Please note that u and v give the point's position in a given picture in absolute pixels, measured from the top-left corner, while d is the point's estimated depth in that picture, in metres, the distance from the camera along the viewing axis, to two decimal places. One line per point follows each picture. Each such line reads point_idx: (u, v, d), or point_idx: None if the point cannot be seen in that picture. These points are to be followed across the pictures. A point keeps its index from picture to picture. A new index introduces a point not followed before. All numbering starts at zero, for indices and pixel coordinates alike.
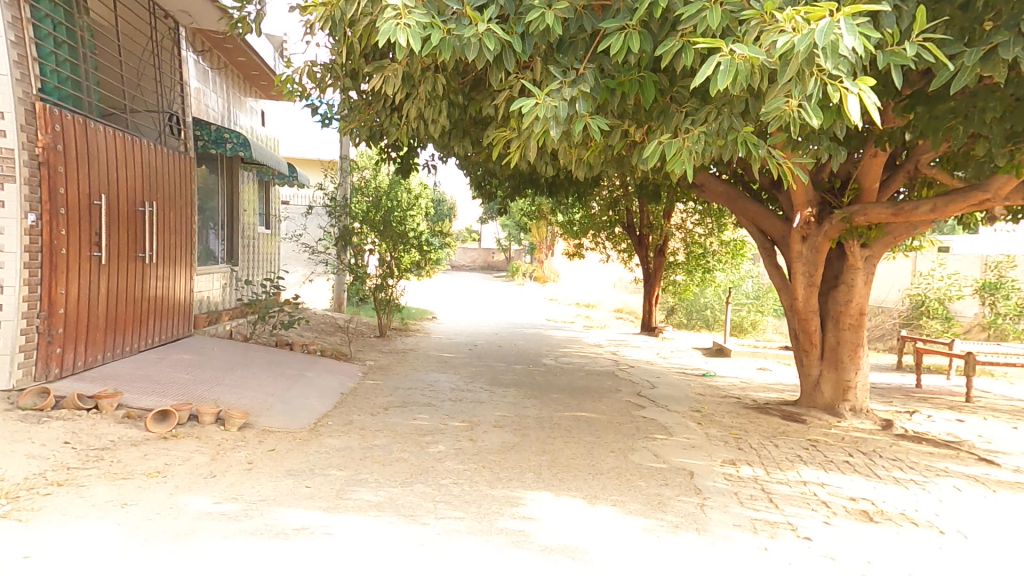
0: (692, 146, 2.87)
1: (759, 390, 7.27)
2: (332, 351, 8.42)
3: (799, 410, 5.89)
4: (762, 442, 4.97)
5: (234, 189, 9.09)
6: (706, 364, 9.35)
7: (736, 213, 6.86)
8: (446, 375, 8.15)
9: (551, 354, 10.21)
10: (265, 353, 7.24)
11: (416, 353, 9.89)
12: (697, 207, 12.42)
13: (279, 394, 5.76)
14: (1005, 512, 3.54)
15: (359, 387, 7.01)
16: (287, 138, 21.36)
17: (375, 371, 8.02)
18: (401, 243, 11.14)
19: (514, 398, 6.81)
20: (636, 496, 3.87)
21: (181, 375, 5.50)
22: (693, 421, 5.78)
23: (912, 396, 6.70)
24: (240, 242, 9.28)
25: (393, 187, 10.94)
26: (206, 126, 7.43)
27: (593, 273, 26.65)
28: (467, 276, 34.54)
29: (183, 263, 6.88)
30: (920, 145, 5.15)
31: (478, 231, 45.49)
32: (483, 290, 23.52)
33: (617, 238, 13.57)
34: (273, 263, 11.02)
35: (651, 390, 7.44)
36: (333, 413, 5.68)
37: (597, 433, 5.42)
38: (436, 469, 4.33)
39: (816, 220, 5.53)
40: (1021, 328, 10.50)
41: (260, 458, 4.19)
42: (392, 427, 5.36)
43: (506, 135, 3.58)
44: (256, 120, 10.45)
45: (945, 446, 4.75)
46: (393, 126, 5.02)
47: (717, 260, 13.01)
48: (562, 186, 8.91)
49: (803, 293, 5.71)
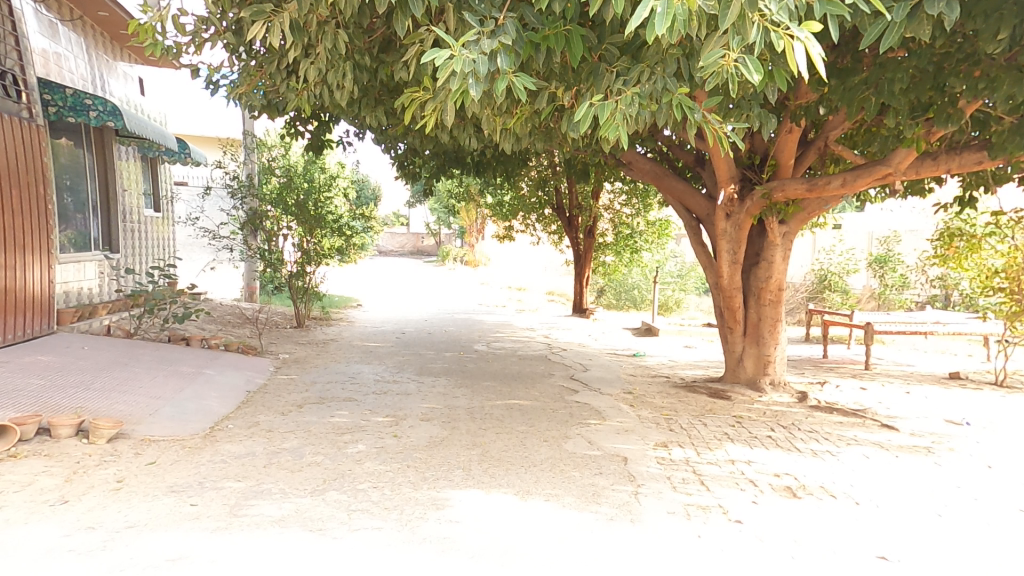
0: (626, 109, 2.61)
1: (686, 368, 7.44)
2: (238, 344, 7.59)
3: (724, 386, 6.01)
4: (692, 422, 4.97)
5: (108, 165, 8.08)
6: (635, 344, 9.46)
7: (665, 192, 6.91)
8: (371, 366, 7.62)
9: (483, 340, 9.93)
10: (154, 351, 6.37)
11: (338, 344, 9.22)
12: (623, 187, 12.55)
13: (168, 397, 5.05)
14: (910, 476, 3.69)
15: (269, 383, 6.35)
16: (178, 112, 19.18)
17: (289, 365, 7.34)
18: (318, 227, 10.28)
19: (444, 388, 6.47)
20: (570, 487, 3.68)
21: (34, 382, 4.65)
22: (625, 404, 5.75)
23: (822, 366, 7.11)
24: (120, 226, 8.24)
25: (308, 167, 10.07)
26: (58, 89, 6.38)
27: (525, 256, 26.66)
28: (396, 261, 33.43)
29: (34, 251, 5.95)
30: (830, 120, 5.24)
31: (407, 215, 44.13)
32: (412, 276, 22.79)
33: (546, 220, 13.46)
34: (165, 249, 9.87)
35: (583, 372, 7.39)
36: (236, 415, 5.06)
37: (530, 421, 5.21)
38: (354, 472, 3.90)
39: (739, 197, 5.60)
40: (904, 298, 11.57)
41: (134, 475, 3.58)
42: (306, 427, 4.85)
43: (420, 96, 3.16)
44: (133, 89, 9.18)
45: (853, 415, 4.97)
46: (291, 92, 4.38)
47: (644, 240, 13.16)
48: (488, 164, 8.56)
49: (728, 271, 5.81)
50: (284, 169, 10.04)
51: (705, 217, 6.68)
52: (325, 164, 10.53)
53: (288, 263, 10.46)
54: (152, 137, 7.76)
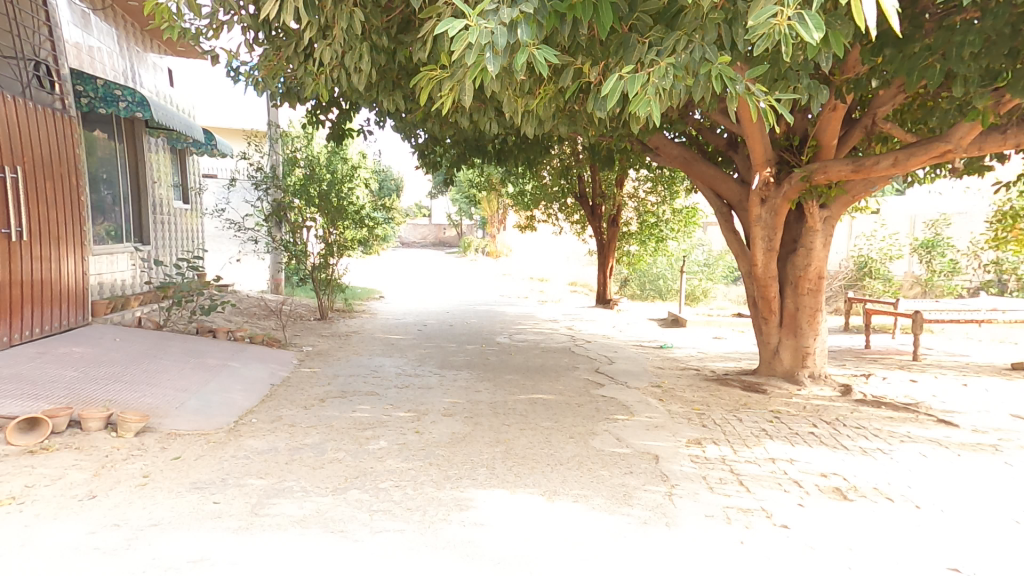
0: (660, 82, 2.39)
1: (717, 360, 7.16)
2: (264, 336, 7.61)
3: (758, 379, 5.74)
4: (726, 417, 4.74)
5: (138, 157, 8.15)
6: (662, 335, 9.20)
7: (695, 177, 6.64)
8: (393, 359, 7.55)
9: (505, 332, 9.79)
10: (181, 343, 6.40)
11: (360, 336, 9.20)
12: (647, 174, 12.24)
13: (194, 390, 5.04)
14: (976, 478, 3.38)
15: (293, 377, 6.33)
16: (204, 104, 19.40)
17: (312, 358, 7.32)
18: (341, 218, 10.28)
19: (466, 381, 6.34)
20: (601, 488, 3.50)
21: (65, 374, 4.67)
22: (654, 398, 5.54)
23: (864, 357, 6.75)
24: (151, 218, 8.32)
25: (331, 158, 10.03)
26: (89, 80, 6.41)
27: (547, 247, 26.39)
28: (417, 253, 33.50)
29: (69, 242, 5.99)
30: (878, 96, 4.88)
31: (428, 206, 44.20)
32: (433, 267, 22.78)
33: (569, 209, 13.20)
34: (194, 240, 9.98)
35: (609, 365, 7.18)
36: (260, 409, 5.02)
37: (556, 416, 5.04)
38: (376, 470, 3.80)
39: (775, 181, 5.31)
40: (952, 284, 10.95)
41: (158, 469, 3.54)
42: (328, 422, 4.78)
43: (436, 75, 3.02)
44: (162, 80, 9.23)
45: (904, 409, 4.65)
46: (308, 77, 4.26)
47: (671, 228, 12.79)
48: (511, 151, 8.39)
49: (762, 258, 5.54)
50: (307, 161, 10.02)
51: (737, 202, 6.40)
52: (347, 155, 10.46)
53: (312, 255, 10.51)
54: (178, 127, 7.80)
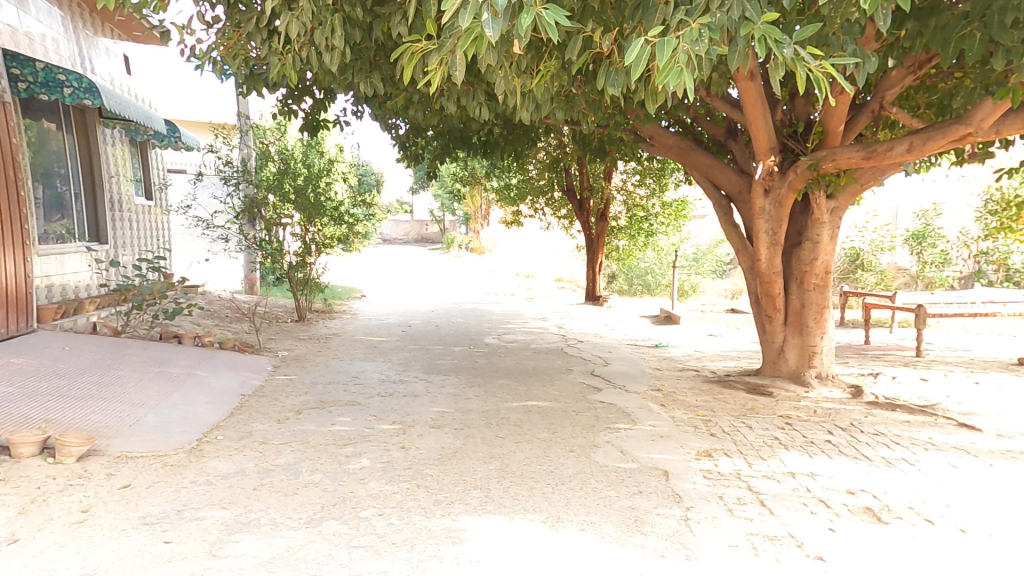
0: (692, 47, 2.06)
1: (715, 360, 6.90)
2: (234, 341, 7.10)
3: (763, 380, 5.47)
4: (734, 424, 4.43)
5: (93, 149, 7.55)
6: (655, 334, 8.93)
7: (691, 167, 6.33)
8: (375, 364, 7.11)
9: (493, 332, 9.42)
10: (142, 351, 5.88)
11: (340, 339, 8.73)
12: (634, 167, 11.96)
13: (152, 403, 4.55)
14: (1013, 491, 3.13)
15: (266, 386, 5.86)
16: (170, 97, 18.55)
17: (289, 364, 6.85)
18: (317, 215, 9.72)
19: (454, 388, 5.95)
20: (609, 513, 3.15)
21: (1, 390, 4.15)
22: (656, 404, 5.23)
23: (866, 354, 6.55)
24: (107, 216, 7.70)
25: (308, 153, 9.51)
26: (27, 62, 5.81)
27: (533, 242, 26.10)
28: (399, 250, 32.89)
29: (5, 242, 5.42)
30: (885, 78, 4.57)
31: (410, 202, 43.54)
32: (416, 264, 22.31)
33: (556, 203, 12.87)
34: (159, 239, 9.37)
35: (604, 367, 6.85)
36: (228, 423, 4.56)
37: (553, 427, 4.67)
38: (356, 495, 3.38)
39: (780, 171, 5.00)
40: (944, 276, 10.91)
41: (103, 502, 3.08)
42: (304, 437, 4.35)
43: (420, 48, 2.62)
44: (117, 67, 8.57)
45: (921, 412, 4.41)
46: (273, 55, 3.79)
47: (660, 223, 12.53)
48: (496, 143, 8.01)
49: (766, 253, 5.25)
50: (280, 154, 9.45)
51: (736, 193, 6.11)
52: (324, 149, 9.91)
53: (288, 254, 10.00)
54: (135, 118, 7.24)
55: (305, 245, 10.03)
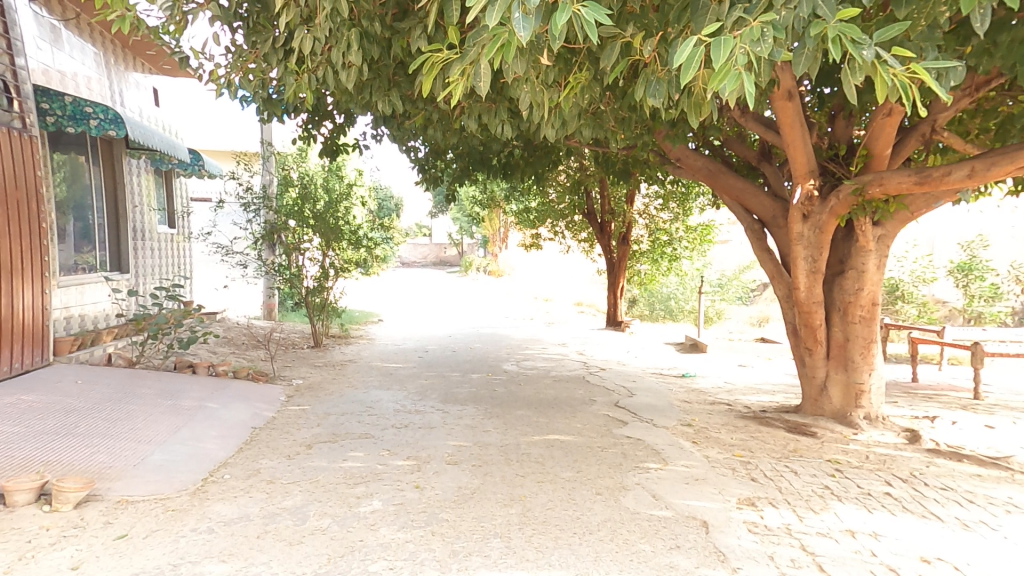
0: (752, 47, 1.95)
1: (748, 393, 6.50)
2: (249, 370, 6.95)
3: (804, 419, 5.08)
4: (777, 469, 4.06)
5: (117, 177, 7.60)
6: (681, 363, 8.55)
7: (721, 191, 6.09)
8: (391, 394, 6.87)
9: (512, 359, 9.15)
10: (155, 381, 5.75)
11: (356, 366, 8.55)
12: (656, 190, 11.72)
13: (159, 440, 4.37)
14: None
15: (278, 417, 5.66)
16: (196, 127, 19.06)
17: (302, 393, 6.66)
18: (336, 240, 9.68)
19: (472, 419, 5.67)
20: (644, 571, 2.81)
21: (6, 429, 4.01)
22: (687, 441, 4.88)
23: (915, 394, 6.09)
24: (130, 243, 7.74)
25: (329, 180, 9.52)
26: (56, 96, 5.88)
27: (552, 265, 25.94)
28: (418, 273, 33.03)
29: (25, 276, 5.36)
30: (937, 100, 4.34)
31: (429, 226, 43.95)
32: (434, 287, 22.30)
33: (577, 226, 12.71)
34: (180, 267, 9.40)
35: (630, 398, 6.51)
36: (236, 460, 4.35)
37: (577, 466, 4.34)
38: (367, 544, 3.11)
39: (820, 195, 4.73)
40: (996, 310, 10.38)
41: (96, 557, 2.87)
42: (313, 476, 4.10)
43: (441, 58, 2.47)
44: (146, 99, 8.72)
45: (992, 465, 4.00)
46: (290, 76, 3.72)
47: (685, 247, 12.25)
48: (516, 165, 7.91)
49: (805, 282, 4.94)
50: (301, 180, 9.42)
51: (769, 219, 5.84)
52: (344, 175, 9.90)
53: (307, 278, 9.95)
54: (159, 148, 7.30)
55: (324, 269, 10.02)
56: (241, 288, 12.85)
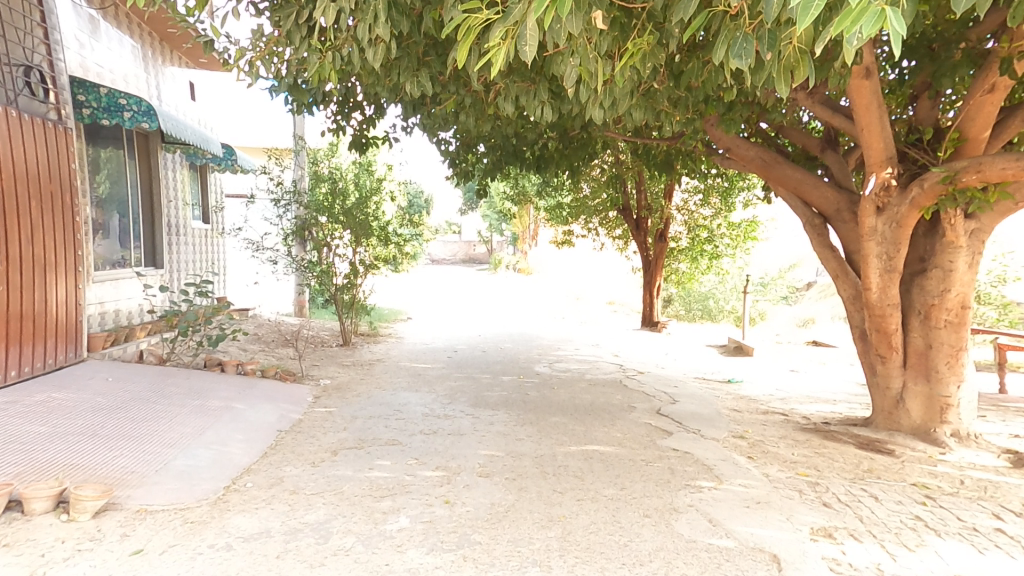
0: None
1: (803, 402, 6.00)
2: (277, 368, 6.78)
3: (879, 435, 4.63)
4: (852, 494, 3.62)
5: (151, 174, 7.50)
6: (724, 367, 8.05)
7: (777, 183, 5.61)
8: (420, 396, 6.61)
9: (544, 361, 8.82)
10: (184, 380, 5.63)
11: (384, 366, 8.36)
12: (696, 185, 11.19)
13: (183, 443, 4.18)
14: None
15: (305, 419, 5.45)
16: (230, 122, 19.31)
17: (330, 394, 6.47)
18: (366, 236, 9.50)
19: (505, 428, 5.36)
20: None
21: (32, 430, 3.88)
22: (742, 455, 4.43)
23: (1008, 408, 5.80)
24: (164, 240, 7.69)
25: (361, 176, 9.42)
26: (91, 88, 5.87)
27: (583, 262, 25.48)
28: (445, 271, 32.99)
29: (61, 269, 5.34)
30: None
31: (458, 223, 44.00)
32: (462, 284, 22.16)
33: (611, 223, 12.30)
34: (213, 262, 9.41)
35: (673, 405, 6.07)
36: (260, 466, 4.13)
37: (619, 482, 3.95)
38: (394, 569, 2.82)
39: (898, 185, 4.25)
40: None
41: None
42: (338, 486, 3.84)
43: (478, 20, 2.10)
44: (182, 94, 8.70)
45: None
46: (313, 54, 3.48)
47: (726, 245, 11.65)
48: (550, 158, 7.68)
49: (878, 283, 4.47)
50: (332, 174, 9.30)
51: (832, 212, 5.35)
52: (377, 172, 9.75)
53: (338, 275, 9.85)
54: (191, 140, 7.20)
55: (354, 265, 9.88)
56: (276, 287, 12.85)
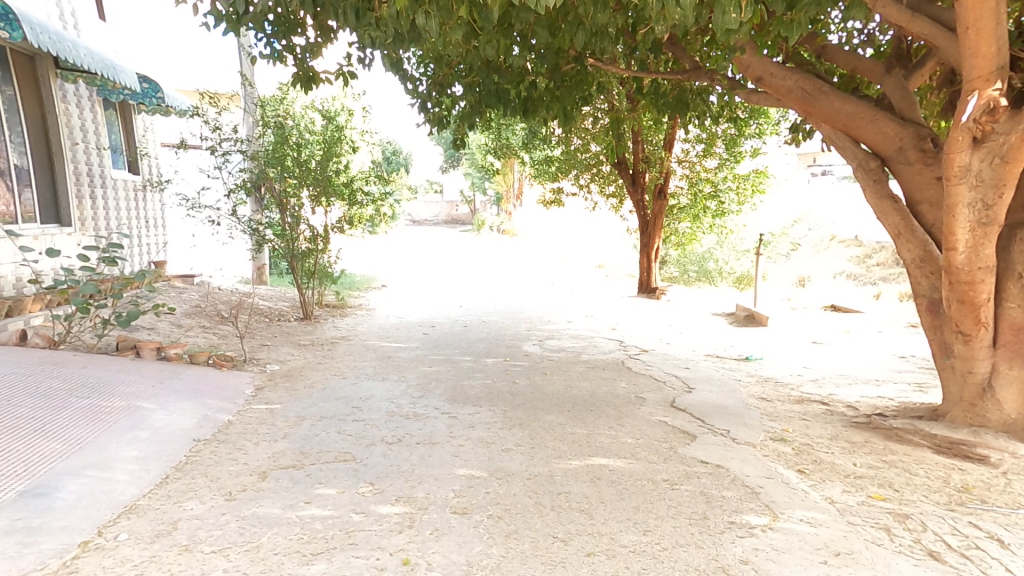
0: None
1: (843, 385, 5.05)
2: (210, 351, 5.51)
3: (958, 432, 3.68)
4: (963, 536, 2.64)
5: (46, 108, 6.18)
6: (738, 341, 7.15)
7: (821, 118, 4.49)
8: (387, 388, 5.51)
9: (533, 339, 7.81)
10: (78, 368, 4.39)
11: (349, 345, 7.23)
12: (699, 133, 10.04)
13: (39, 469, 2.99)
14: None
15: (237, 418, 4.31)
16: None
17: (277, 384, 5.31)
18: (324, 191, 8.17)
19: (489, 433, 4.34)
20: None
21: None
22: (793, 469, 3.44)
23: None
24: (71, 193, 6.43)
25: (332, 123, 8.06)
26: None
27: (572, 220, 24.33)
28: (426, 232, 31.57)
29: None
30: None
31: (439, 183, 42.21)
32: (442, 246, 20.92)
33: (605, 177, 11.13)
34: (141, 224, 8.04)
35: (689, 396, 5.11)
36: (151, 499, 2.97)
37: (640, 520, 2.96)
38: None
39: (1007, 107, 3.16)
40: None
41: None
42: (253, 537, 2.73)
43: None
44: (82, 10, 7.10)
45: None
46: None
47: (732, 200, 10.57)
48: (540, 100, 6.45)
49: (967, 240, 3.42)
50: (288, 122, 7.92)
51: (892, 151, 4.23)
52: (346, 120, 8.41)
53: (300, 238, 8.55)
54: (98, 70, 5.91)
55: (319, 230, 8.68)
56: (233, 251, 11.48)
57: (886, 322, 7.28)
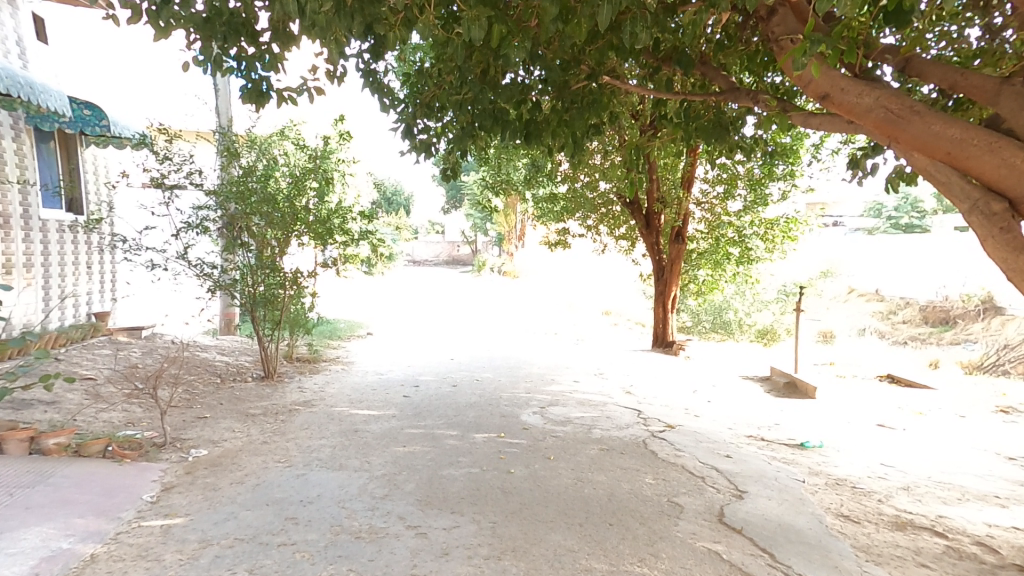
0: None
1: (957, 502, 3.75)
2: (109, 437, 4.42)
3: None
4: None
5: None
6: (784, 418, 5.89)
7: (913, 146, 3.42)
8: (341, 483, 4.21)
9: (533, 406, 6.52)
10: None
11: (310, 415, 5.96)
12: (719, 173, 9.19)
13: None
14: None
15: (107, 552, 3.05)
16: None
17: (192, 482, 4.06)
18: (306, 231, 7.27)
19: (469, 571, 3.04)
20: None
21: None
22: None
23: None
24: None
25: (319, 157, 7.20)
26: None
27: (577, 262, 23.44)
28: (425, 273, 30.72)
29: None
30: None
31: (441, 223, 41.71)
32: (439, 288, 19.94)
33: (614, 218, 10.23)
34: (68, 267, 7.03)
35: (739, 505, 3.80)
36: None
37: None
38: None
39: None
40: None
41: None
42: None
43: None
44: (21, 25, 6.28)
45: None
46: None
47: (759, 246, 9.59)
48: (544, 125, 5.40)
49: None
50: (265, 154, 7.03)
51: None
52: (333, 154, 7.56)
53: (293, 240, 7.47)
54: (14, 91, 4.89)
55: (288, 274, 7.49)
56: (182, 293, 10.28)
57: (967, 404, 6.10)
